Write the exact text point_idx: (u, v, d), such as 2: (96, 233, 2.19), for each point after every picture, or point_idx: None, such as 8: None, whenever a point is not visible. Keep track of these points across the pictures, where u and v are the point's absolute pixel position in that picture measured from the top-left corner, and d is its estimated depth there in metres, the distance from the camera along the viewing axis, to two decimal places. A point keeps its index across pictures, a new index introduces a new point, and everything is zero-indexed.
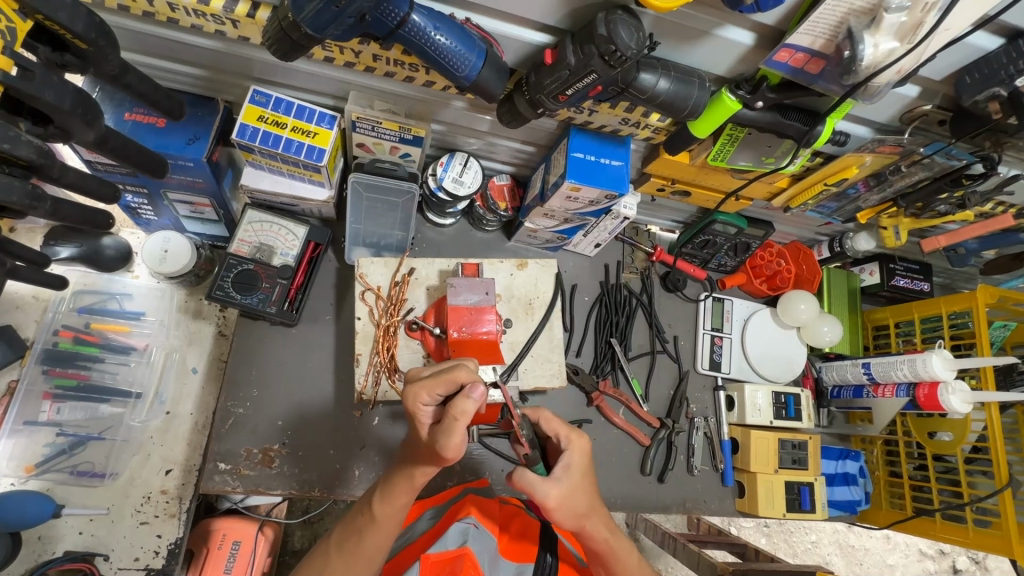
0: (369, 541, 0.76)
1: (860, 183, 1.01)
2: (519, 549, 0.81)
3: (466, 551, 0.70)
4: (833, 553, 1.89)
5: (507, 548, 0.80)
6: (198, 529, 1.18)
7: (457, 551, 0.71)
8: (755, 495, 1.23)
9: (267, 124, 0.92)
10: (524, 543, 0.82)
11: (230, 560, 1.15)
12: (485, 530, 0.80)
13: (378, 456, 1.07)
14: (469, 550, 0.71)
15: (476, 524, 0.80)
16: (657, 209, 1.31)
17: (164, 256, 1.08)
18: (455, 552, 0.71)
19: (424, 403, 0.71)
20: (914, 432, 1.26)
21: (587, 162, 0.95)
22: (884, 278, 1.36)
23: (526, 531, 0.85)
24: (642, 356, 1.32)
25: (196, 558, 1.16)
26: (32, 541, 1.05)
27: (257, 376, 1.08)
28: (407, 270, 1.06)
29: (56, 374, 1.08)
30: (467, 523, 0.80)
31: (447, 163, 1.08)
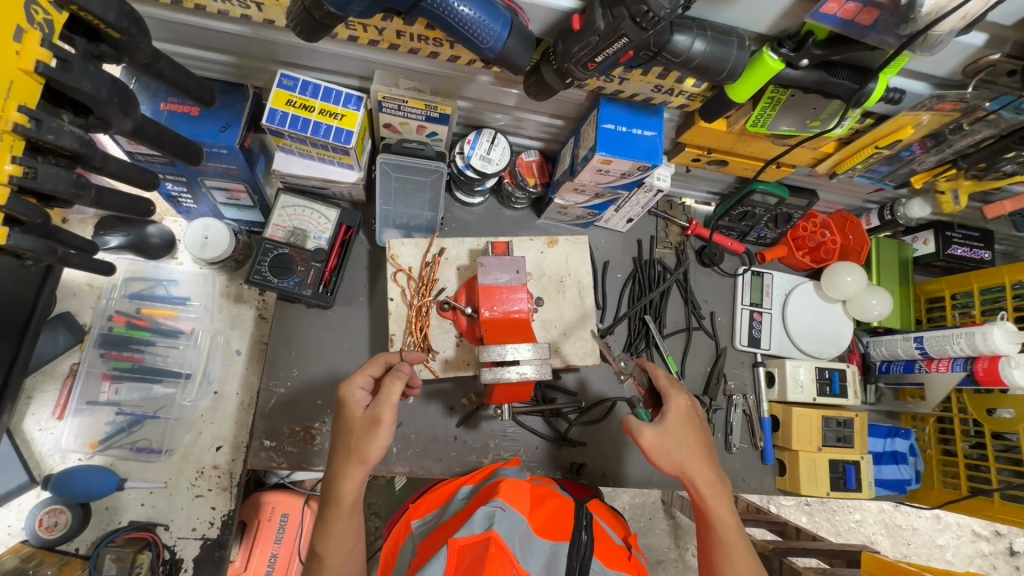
0: (334, 518, 0.79)
1: (915, 144, 0.94)
2: (553, 527, 0.83)
3: (492, 536, 0.72)
4: (878, 532, 1.85)
5: (540, 527, 0.82)
6: (250, 500, 1.23)
7: (483, 534, 0.73)
8: (797, 473, 1.20)
9: (295, 108, 0.92)
10: (558, 524, 0.84)
11: (280, 530, 1.21)
12: (513, 512, 0.79)
13: (413, 434, 1.12)
14: (494, 535, 0.72)
15: (503, 507, 0.79)
16: (693, 180, 1.25)
17: (204, 243, 1.11)
18: (481, 537, 0.72)
19: (358, 388, 0.82)
20: (971, 408, 1.19)
21: (618, 133, 0.92)
22: (940, 247, 1.28)
23: (559, 507, 0.87)
24: (678, 333, 1.29)
25: (249, 528, 1.21)
26: (99, 512, 1.12)
27: (296, 357, 1.11)
28: (437, 250, 1.06)
29: (112, 356, 1.14)
30: (494, 506, 0.79)
31: (474, 140, 1.07)
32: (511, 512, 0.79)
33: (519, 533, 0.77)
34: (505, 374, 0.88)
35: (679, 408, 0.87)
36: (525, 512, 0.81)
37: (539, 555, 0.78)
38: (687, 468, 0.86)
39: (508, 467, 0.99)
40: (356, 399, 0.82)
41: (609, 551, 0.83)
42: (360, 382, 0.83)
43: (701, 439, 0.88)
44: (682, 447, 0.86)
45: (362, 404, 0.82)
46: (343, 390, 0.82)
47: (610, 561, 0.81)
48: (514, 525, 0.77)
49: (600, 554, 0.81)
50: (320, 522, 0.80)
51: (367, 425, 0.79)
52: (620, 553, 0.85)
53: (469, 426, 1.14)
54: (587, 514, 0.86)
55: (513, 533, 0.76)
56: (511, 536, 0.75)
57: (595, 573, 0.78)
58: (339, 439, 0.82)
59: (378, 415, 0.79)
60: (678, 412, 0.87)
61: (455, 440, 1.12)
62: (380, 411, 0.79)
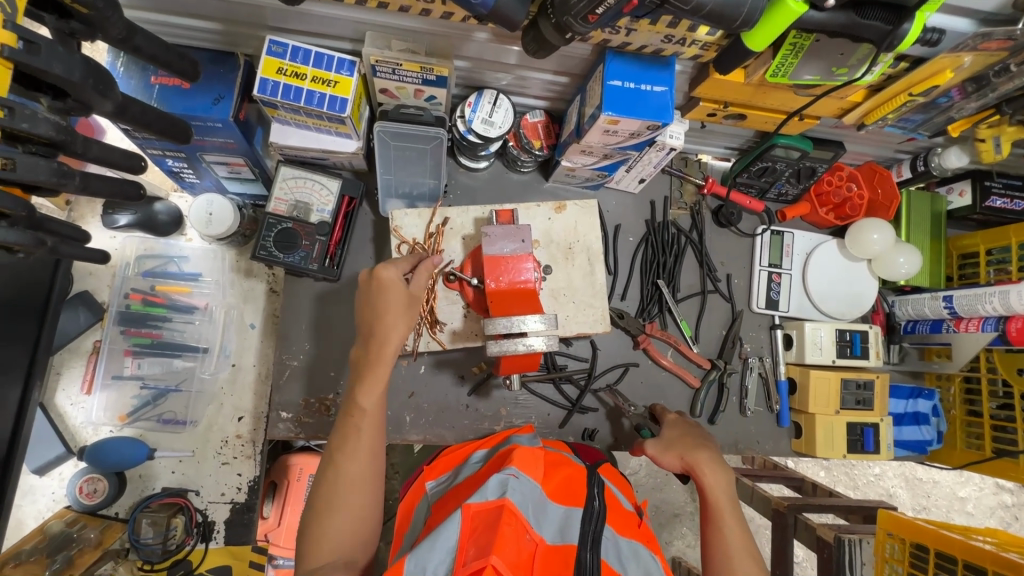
0: (381, 374, 0.82)
1: (954, 90, 0.86)
2: (566, 493, 0.84)
3: (504, 504, 0.72)
4: (898, 485, 1.84)
5: (554, 492, 0.83)
6: (279, 462, 1.25)
7: (497, 501, 0.73)
8: (813, 434, 1.18)
9: (286, 76, 0.89)
10: (570, 489, 0.84)
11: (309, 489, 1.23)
12: (526, 479, 0.79)
13: (426, 403, 1.13)
14: (508, 504, 0.72)
15: (516, 475, 0.78)
16: (708, 136, 1.17)
17: (209, 219, 1.11)
18: (494, 504, 0.72)
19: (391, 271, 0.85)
20: (1000, 369, 1.15)
21: (625, 90, 0.85)
22: (977, 200, 1.20)
23: (572, 473, 0.88)
24: (693, 296, 1.25)
25: (280, 487, 1.23)
26: (134, 479, 1.18)
27: (307, 330, 1.11)
28: (441, 220, 1.04)
29: (132, 333, 1.18)
30: (507, 474, 0.78)
31: (475, 102, 1.02)
32: (525, 480, 0.79)
33: (533, 500, 0.77)
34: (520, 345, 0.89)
35: (671, 418, 1.05)
36: (538, 479, 0.82)
37: (553, 520, 0.78)
38: (686, 455, 0.96)
39: (522, 433, 0.99)
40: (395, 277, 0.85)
41: (619, 518, 0.84)
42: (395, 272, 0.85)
43: (698, 436, 1.00)
44: (679, 439, 0.99)
45: (401, 283, 0.85)
46: (383, 270, 0.84)
47: (621, 527, 0.82)
48: (528, 493, 0.78)
49: (612, 521, 0.82)
50: (363, 377, 0.82)
51: (408, 298, 0.85)
52: (630, 519, 0.86)
53: (480, 394, 1.14)
54: (599, 480, 0.87)
55: (527, 501, 0.76)
56: (525, 504, 0.75)
57: (607, 538, 0.79)
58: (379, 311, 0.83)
59: (421, 291, 0.86)
60: (674, 422, 1.04)
61: (467, 409, 1.14)
62: (424, 286, 0.86)
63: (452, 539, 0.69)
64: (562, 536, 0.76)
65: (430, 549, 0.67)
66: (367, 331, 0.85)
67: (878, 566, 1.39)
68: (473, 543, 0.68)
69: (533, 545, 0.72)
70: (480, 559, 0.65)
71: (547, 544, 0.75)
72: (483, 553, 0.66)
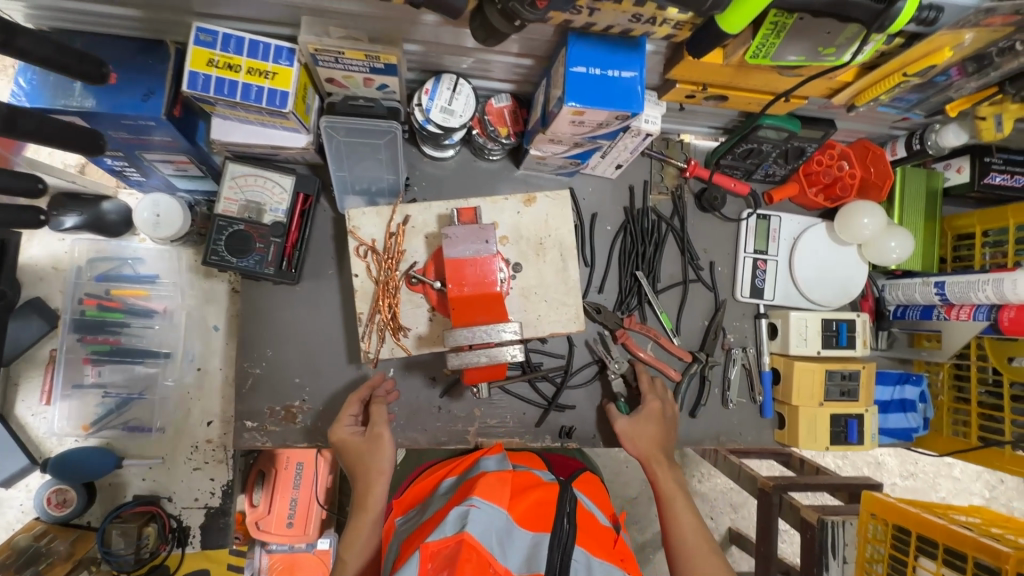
0: (364, 523, 0.86)
1: (953, 69, 0.78)
2: (535, 517, 0.79)
3: (464, 538, 0.69)
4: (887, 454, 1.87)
5: (522, 517, 0.78)
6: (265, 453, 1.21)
7: (455, 536, 0.71)
8: (796, 426, 1.15)
9: (218, 68, 0.81)
10: (540, 513, 0.80)
11: (298, 478, 1.19)
12: (491, 508, 0.75)
13: (397, 407, 1.09)
14: (467, 539, 0.69)
15: (478, 505, 0.75)
16: (690, 116, 1.09)
17: (157, 221, 1.04)
18: (453, 540, 0.70)
19: (346, 425, 0.95)
20: (990, 356, 1.11)
21: (590, 76, 0.77)
22: (975, 176, 1.14)
23: (542, 495, 0.82)
24: (674, 287, 1.20)
25: (268, 477, 1.20)
26: (104, 488, 1.16)
27: (268, 336, 1.06)
28: (401, 219, 0.98)
29: (90, 341, 1.13)
30: (468, 505, 0.75)
31: (433, 89, 0.93)
32: (490, 509, 0.75)
33: (498, 529, 0.74)
34: (474, 355, 0.87)
35: (650, 408, 1.06)
36: (504, 505, 0.77)
37: (520, 548, 0.75)
38: (649, 457, 1.01)
39: (490, 456, 0.93)
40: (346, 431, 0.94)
41: (592, 537, 0.81)
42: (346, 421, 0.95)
43: (664, 439, 1.04)
44: (646, 438, 1.03)
45: (356, 433, 0.94)
46: (334, 431, 0.94)
47: (594, 547, 0.79)
48: (492, 522, 0.74)
49: (584, 541, 0.79)
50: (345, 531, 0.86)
51: (373, 439, 0.92)
52: (606, 538, 0.83)
53: (452, 396, 1.11)
54: (570, 500, 0.83)
55: (490, 533, 0.73)
56: (487, 535, 0.72)
57: (577, 561, 0.76)
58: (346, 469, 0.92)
59: (377, 430, 0.93)
60: (649, 409, 1.06)
61: (440, 411, 1.10)
62: (377, 427, 0.93)
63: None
64: (528, 565, 0.74)
65: None
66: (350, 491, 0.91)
67: (859, 546, 1.38)
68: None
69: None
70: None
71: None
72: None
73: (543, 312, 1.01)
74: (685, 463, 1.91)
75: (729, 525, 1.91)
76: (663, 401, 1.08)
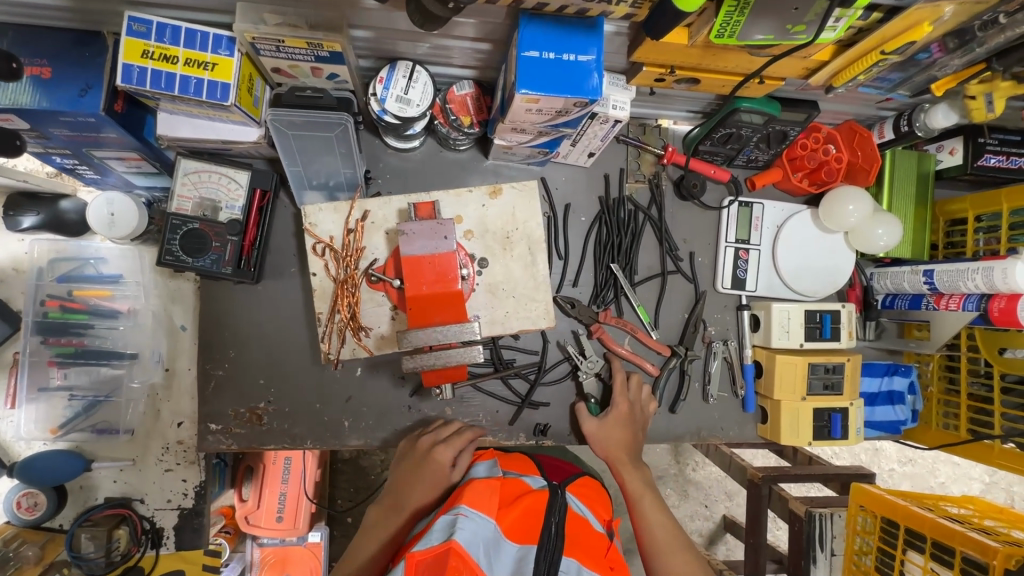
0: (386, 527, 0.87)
1: (934, 45, 0.73)
2: (523, 527, 0.75)
3: (452, 546, 0.65)
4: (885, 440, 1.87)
5: (510, 528, 0.74)
6: None
7: (442, 546, 0.66)
8: (778, 421, 1.12)
9: (153, 60, 0.76)
10: (529, 521, 0.76)
11: None
12: (479, 516, 0.72)
13: (365, 407, 1.07)
14: (454, 546, 0.64)
15: (467, 513, 0.72)
16: (666, 100, 1.04)
17: (112, 220, 1.01)
18: (440, 547, 0.65)
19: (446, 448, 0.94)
20: (981, 347, 1.07)
21: (544, 61, 0.72)
22: (968, 159, 1.08)
23: (531, 503, 0.79)
24: (652, 279, 1.16)
25: None
26: (75, 490, 1.14)
27: (231, 337, 1.04)
28: (360, 214, 0.94)
29: (54, 343, 1.10)
30: (456, 514, 0.72)
31: (388, 77, 0.88)
32: (478, 517, 0.72)
33: (485, 540, 0.69)
34: (427, 357, 0.86)
35: (620, 409, 1.04)
36: (492, 514, 0.74)
37: (506, 560, 0.70)
38: (616, 459, 1.01)
39: (482, 465, 0.91)
40: (446, 453, 0.93)
41: (584, 548, 0.77)
42: (448, 447, 0.95)
43: (631, 441, 1.03)
44: (614, 440, 1.02)
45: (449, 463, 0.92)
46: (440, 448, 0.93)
47: (588, 559, 0.75)
48: (479, 532, 0.70)
49: (573, 551, 0.75)
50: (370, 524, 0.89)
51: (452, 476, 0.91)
52: (598, 546, 0.79)
53: (423, 395, 1.08)
54: (559, 509, 0.80)
55: (478, 543, 0.68)
56: (475, 545, 0.67)
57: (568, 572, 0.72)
58: (410, 478, 0.92)
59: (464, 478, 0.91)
60: (618, 410, 1.05)
61: (410, 411, 1.08)
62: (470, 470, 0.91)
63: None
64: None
65: None
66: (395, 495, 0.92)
67: (847, 538, 1.35)
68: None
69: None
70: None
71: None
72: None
73: (510, 309, 0.98)
74: (678, 452, 1.88)
75: (723, 513, 1.89)
76: (632, 402, 1.06)
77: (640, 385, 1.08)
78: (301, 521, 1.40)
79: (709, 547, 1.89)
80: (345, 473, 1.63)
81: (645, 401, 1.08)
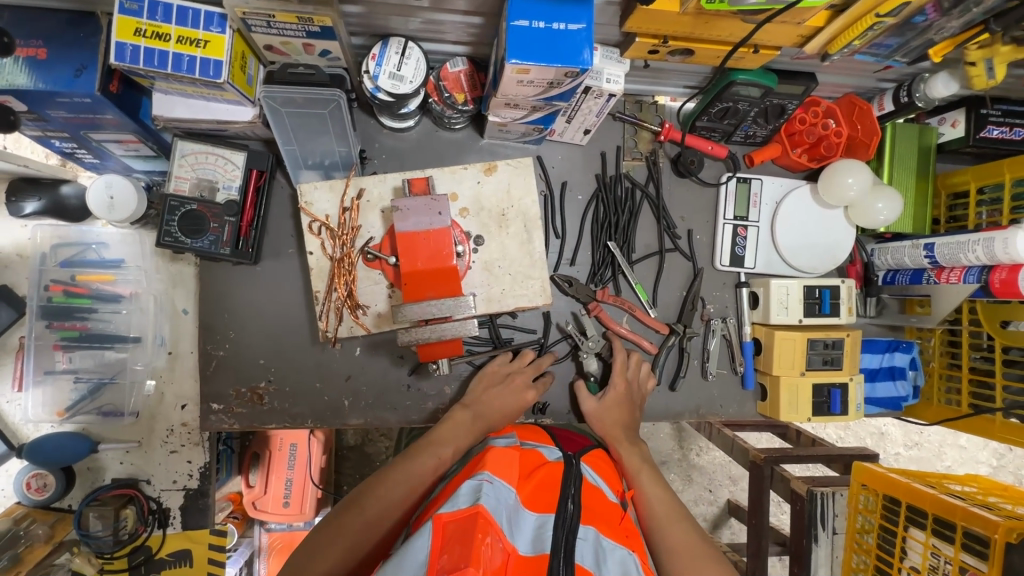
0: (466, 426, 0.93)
1: (929, 7, 0.72)
2: (540, 499, 0.75)
3: (479, 512, 0.63)
4: (890, 424, 1.87)
5: (528, 498, 0.74)
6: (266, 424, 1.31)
7: (469, 511, 0.64)
8: (777, 397, 1.12)
9: (146, 39, 0.76)
10: (545, 492, 0.76)
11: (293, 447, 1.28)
12: (501, 484, 0.71)
13: (365, 386, 1.08)
14: (482, 511, 0.63)
15: (491, 480, 0.71)
16: (662, 75, 1.03)
17: (111, 203, 1.02)
18: (467, 511, 0.64)
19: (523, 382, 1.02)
20: (983, 321, 1.06)
21: (534, 31, 0.72)
22: (971, 131, 1.06)
23: (547, 475, 0.79)
24: (650, 257, 1.16)
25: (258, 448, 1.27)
26: (83, 472, 1.15)
27: (231, 319, 1.05)
28: (356, 192, 0.95)
29: (58, 327, 1.11)
30: (480, 479, 0.71)
31: (380, 54, 0.88)
32: (500, 485, 0.71)
33: (506, 507, 0.68)
34: (416, 331, 0.87)
35: (617, 389, 1.05)
36: (513, 483, 0.73)
37: (525, 531, 0.69)
38: (613, 438, 1.01)
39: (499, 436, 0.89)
40: (524, 383, 1.02)
41: (601, 516, 0.75)
42: (525, 379, 1.03)
43: (629, 421, 1.04)
44: (611, 419, 1.03)
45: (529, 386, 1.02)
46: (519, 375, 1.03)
47: (606, 529, 0.73)
48: (501, 499, 0.69)
49: (592, 519, 0.73)
50: (448, 423, 0.93)
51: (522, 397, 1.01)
52: (611, 513, 0.77)
53: (421, 374, 1.09)
54: (576, 480, 0.78)
55: (502, 509, 0.67)
56: (499, 511, 0.67)
57: (586, 540, 0.70)
58: (494, 396, 0.99)
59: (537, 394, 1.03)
60: (617, 390, 1.06)
61: (409, 389, 1.09)
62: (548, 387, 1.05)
63: (422, 555, 0.61)
64: (535, 546, 0.68)
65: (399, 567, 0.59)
66: (473, 407, 0.97)
67: (850, 517, 1.32)
68: (446, 552, 0.60)
69: (505, 556, 0.64)
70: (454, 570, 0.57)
71: (520, 555, 0.66)
72: (455, 565, 0.58)
73: (508, 285, 0.99)
74: (681, 437, 1.88)
75: (727, 498, 1.89)
76: (629, 381, 1.07)
77: (639, 363, 1.10)
78: (307, 506, 1.42)
79: (713, 531, 1.89)
80: (350, 460, 1.64)
81: (643, 379, 1.09)
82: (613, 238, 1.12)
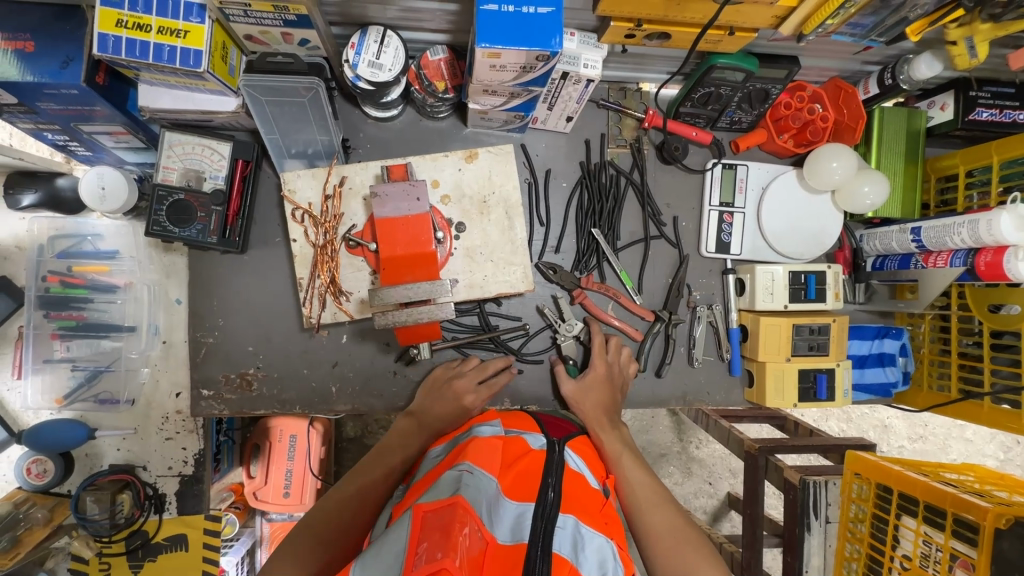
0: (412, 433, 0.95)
1: None
2: (521, 487, 0.72)
3: (457, 501, 0.61)
4: (894, 416, 1.85)
5: (510, 488, 0.71)
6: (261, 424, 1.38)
7: (448, 500, 0.61)
8: (763, 384, 1.11)
9: (127, 29, 0.78)
10: (525, 481, 0.73)
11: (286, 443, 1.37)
12: (482, 474, 0.68)
13: (352, 373, 1.09)
14: (460, 500, 0.61)
15: (471, 470, 0.68)
16: (644, 61, 1.03)
17: (102, 194, 1.05)
18: (446, 503, 0.61)
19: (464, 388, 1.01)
20: (972, 305, 1.05)
21: (503, 15, 0.73)
22: (959, 113, 1.04)
23: (530, 463, 0.76)
24: (635, 244, 1.16)
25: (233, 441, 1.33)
26: (81, 458, 1.18)
27: (219, 307, 1.08)
28: (338, 180, 1.00)
29: (55, 317, 1.13)
30: (460, 470, 0.68)
31: (359, 43, 0.89)
32: (481, 475, 0.68)
33: (487, 496, 0.66)
34: (386, 318, 0.88)
35: (597, 371, 1.05)
36: (494, 472, 0.70)
37: (505, 521, 0.67)
38: (597, 423, 1.00)
39: (483, 422, 0.85)
40: (468, 386, 1.01)
41: (583, 503, 0.73)
42: (469, 384, 1.02)
43: (608, 402, 1.04)
44: (591, 402, 1.03)
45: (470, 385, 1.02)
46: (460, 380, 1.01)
47: (587, 516, 0.71)
48: (481, 488, 0.66)
49: (571, 508, 0.71)
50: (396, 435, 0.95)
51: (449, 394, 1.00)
52: (592, 500, 0.76)
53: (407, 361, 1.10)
54: (557, 470, 0.76)
55: (482, 499, 0.65)
56: (479, 501, 0.64)
57: (567, 527, 0.68)
58: (436, 403, 0.99)
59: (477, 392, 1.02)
60: (596, 372, 1.06)
61: (395, 376, 1.10)
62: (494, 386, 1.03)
63: (398, 548, 0.58)
64: (513, 535, 0.65)
65: (377, 559, 0.57)
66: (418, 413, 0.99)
67: (842, 506, 1.29)
68: (423, 541, 0.56)
69: (482, 546, 0.61)
70: (431, 561, 0.53)
71: (497, 545, 0.63)
72: (432, 555, 0.55)
73: (491, 270, 1.00)
74: (680, 429, 1.87)
75: (727, 490, 1.88)
76: (609, 364, 1.07)
77: (619, 348, 1.10)
78: (307, 496, 1.44)
79: (712, 523, 1.88)
80: (350, 451, 1.66)
81: (624, 363, 1.10)
82: (596, 227, 1.12)
